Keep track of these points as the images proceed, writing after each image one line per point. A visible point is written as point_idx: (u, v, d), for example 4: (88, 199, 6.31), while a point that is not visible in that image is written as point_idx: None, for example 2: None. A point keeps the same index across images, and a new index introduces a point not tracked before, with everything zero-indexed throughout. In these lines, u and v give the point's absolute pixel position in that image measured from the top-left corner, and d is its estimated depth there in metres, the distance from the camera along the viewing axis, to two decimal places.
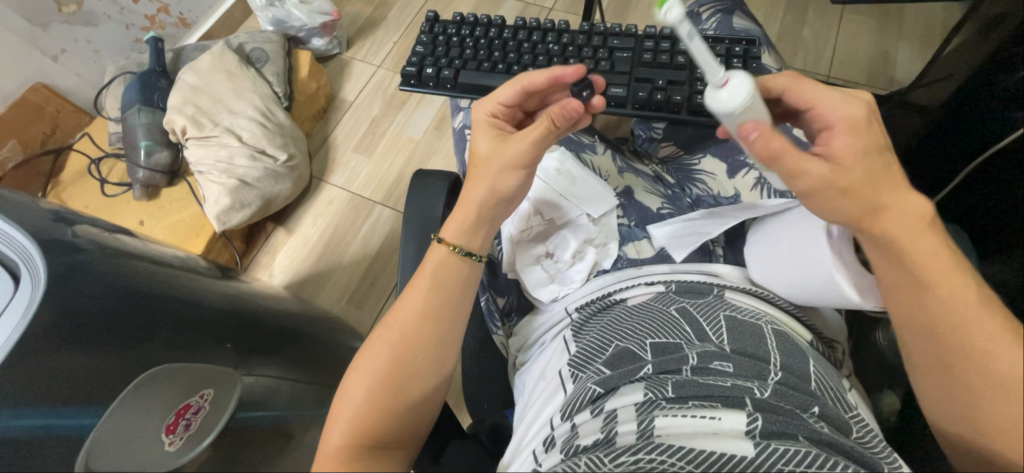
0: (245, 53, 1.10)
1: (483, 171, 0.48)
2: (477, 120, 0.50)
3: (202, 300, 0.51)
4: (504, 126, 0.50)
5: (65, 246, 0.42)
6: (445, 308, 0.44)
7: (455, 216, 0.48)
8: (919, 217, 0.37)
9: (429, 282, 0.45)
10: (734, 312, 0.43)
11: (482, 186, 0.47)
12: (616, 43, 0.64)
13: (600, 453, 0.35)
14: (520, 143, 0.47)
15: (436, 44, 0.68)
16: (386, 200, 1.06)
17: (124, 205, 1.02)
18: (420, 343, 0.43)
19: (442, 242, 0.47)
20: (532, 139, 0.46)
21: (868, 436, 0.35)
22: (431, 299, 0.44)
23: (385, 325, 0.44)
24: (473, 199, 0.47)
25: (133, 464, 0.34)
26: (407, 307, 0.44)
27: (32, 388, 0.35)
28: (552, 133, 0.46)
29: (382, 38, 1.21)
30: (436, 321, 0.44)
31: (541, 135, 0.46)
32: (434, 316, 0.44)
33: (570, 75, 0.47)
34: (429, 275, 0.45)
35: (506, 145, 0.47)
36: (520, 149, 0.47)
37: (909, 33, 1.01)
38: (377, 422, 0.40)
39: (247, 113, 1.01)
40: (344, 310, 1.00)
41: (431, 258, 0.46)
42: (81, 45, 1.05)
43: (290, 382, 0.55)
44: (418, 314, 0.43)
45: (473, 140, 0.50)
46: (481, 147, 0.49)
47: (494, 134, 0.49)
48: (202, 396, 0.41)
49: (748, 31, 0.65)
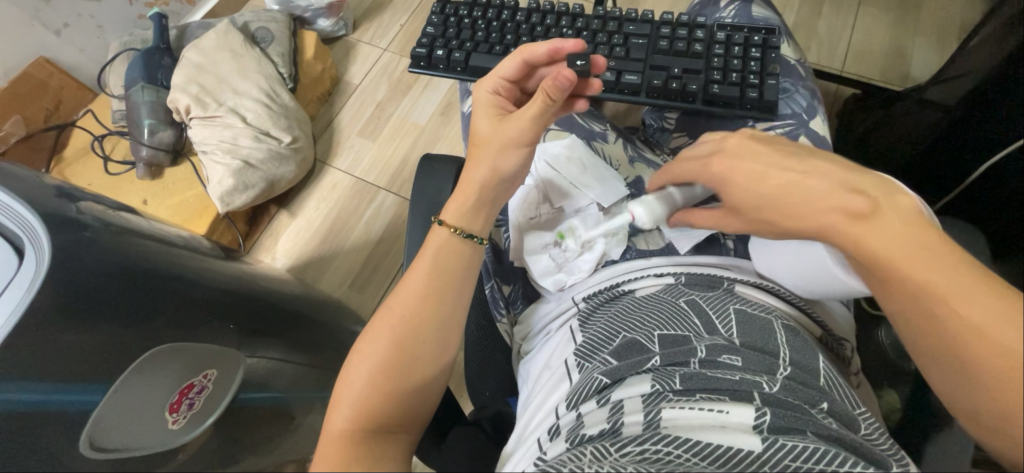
0: (250, 32, 1.08)
1: (484, 151, 0.47)
2: (479, 99, 0.50)
3: (207, 279, 0.50)
4: (504, 105, 0.50)
5: (69, 222, 0.41)
6: (450, 293, 0.44)
7: (456, 195, 0.47)
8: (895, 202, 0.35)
9: (430, 266, 0.44)
10: (744, 306, 0.42)
11: (483, 166, 0.47)
12: (632, 29, 0.63)
13: (605, 443, 0.34)
14: (517, 120, 0.46)
15: (446, 26, 0.67)
16: (390, 185, 1.06)
17: (128, 184, 1.02)
18: (425, 329, 0.42)
19: (444, 225, 0.46)
20: (529, 115, 0.46)
21: (877, 434, 0.35)
22: (435, 284, 0.44)
23: (389, 309, 0.44)
24: (475, 180, 0.47)
25: (134, 438, 0.37)
26: (411, 291, 0.44)
27: (36, 365, 0.35)
28: (548, 109, 0.45)
29: (389, 20, 1.19)
30: (440, 306, 0.43)
31: (537, 110, 0.45)
32: (439, 301, 0.43)
33: (570, 47, 0.49)
34: (433, 259, 0.45)
35: (505, 123, 0.47)
36: (518, 126, 0.46)
37: (929, 27, 0.99)
38: (380, 406, 0.40)
39: (252, 94, 1.00)
40: (346, 294, 1.00)
41: (432, 240, 0.46)
42: (84, 20, 1.03)
43: (293, 365, 0.57)
44: (423, 299, 0.43)
45: (473, 118, 0.50)
46: (481, 126, 0.49)
47: (494, 112, 0.49)
48: (206, 375, 0.44)
49: (767, 20, 0.64)
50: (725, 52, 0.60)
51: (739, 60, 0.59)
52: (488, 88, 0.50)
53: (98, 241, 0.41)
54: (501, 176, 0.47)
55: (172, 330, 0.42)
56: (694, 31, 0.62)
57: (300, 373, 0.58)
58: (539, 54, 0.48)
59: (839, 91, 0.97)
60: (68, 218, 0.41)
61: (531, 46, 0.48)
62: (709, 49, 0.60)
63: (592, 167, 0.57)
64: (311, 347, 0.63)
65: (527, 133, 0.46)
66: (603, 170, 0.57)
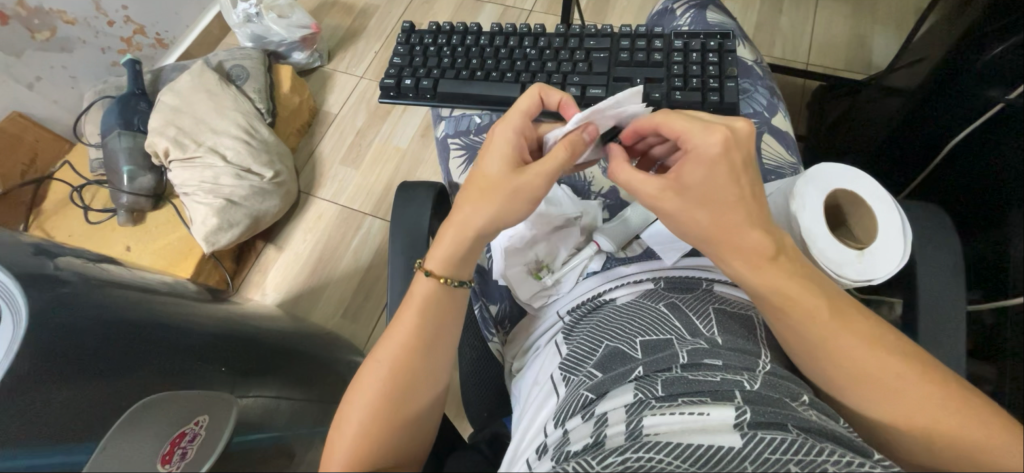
0: (224, 71, 1.09)
1: (487, 200, 0.44)
2: (494, 144, 0.46)
3: (194, 325, 0.50)
4: (523, 150, 0.47)
5: (48, 280, 0.41)
6: (433, 336, 0.44)
7: (440, 245, 0.45)
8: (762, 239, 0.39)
9: (417, 315, 0.44)
10: (722, 306, 0.44)
11: (487, 213, 0.44)
12: (592, 44, 0.64)
13: (588, 457, 0.34)
14: (534, 174, 0.44)
15: (413, 55, 0.68)
16: (376, 211, 1.06)
17: (110, 232, 1.01)
18: (412, 371, 0.42)
19: (432, 275, 0.45)
20: (546, 170, 0.44)
21: (846, 424, 0.37)
22: (420, 330, 0.43)
23: (376, 356, 0.43)
24: (474, 226, 0.44)
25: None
26: (394, 338, 0.43)
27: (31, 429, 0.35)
28: (560, 155, 0.43)
29: (363, 48, 1.21)
30: (428, 352, 0.43)
31: (557, 163, 0.44)
32: (421, 345, 0.43)
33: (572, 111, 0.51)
34: (417, 307, 0.44)
35: (518, 174, 0.44)
36: (536, 176, 0.44)
37: (885, 16, 1.02)
38: (370, 452, 0.39)
39: (230, 132, 1.00)
40: (339, 325, 0.99)
41: (418, 290, 0.45)
42: (57, 72, 1.04)
43: (288, 401, 0.55)
44: (402, 346, 0.43)
45: (480, 165, 0.46)
46: (492, 168, 0.45)
47: (508, 155, 0.45)
48: (196, 423, 0.39)
49: (722, 24, 0.67)
50: (684, 59, 0.62)
51: (698, 66, 0.61)
52: (515, 127, 0.47)
53: (77, 296, 0.42)
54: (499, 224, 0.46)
55: (162, 381, 0.41)
56: (653, 41, 0.63)
57: (297, 408, 0.55)
58: (554, 99, 0.51)
59: (805, 84, 1.00)
60: (46, 277, 0.42)
61: (548, 89, 0.51)
62: (669, 58, 0.62)
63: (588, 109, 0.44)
64: (307, 382, 0.61)
65: (542, 189, 0.44)
66: (610, 103, 0.44)
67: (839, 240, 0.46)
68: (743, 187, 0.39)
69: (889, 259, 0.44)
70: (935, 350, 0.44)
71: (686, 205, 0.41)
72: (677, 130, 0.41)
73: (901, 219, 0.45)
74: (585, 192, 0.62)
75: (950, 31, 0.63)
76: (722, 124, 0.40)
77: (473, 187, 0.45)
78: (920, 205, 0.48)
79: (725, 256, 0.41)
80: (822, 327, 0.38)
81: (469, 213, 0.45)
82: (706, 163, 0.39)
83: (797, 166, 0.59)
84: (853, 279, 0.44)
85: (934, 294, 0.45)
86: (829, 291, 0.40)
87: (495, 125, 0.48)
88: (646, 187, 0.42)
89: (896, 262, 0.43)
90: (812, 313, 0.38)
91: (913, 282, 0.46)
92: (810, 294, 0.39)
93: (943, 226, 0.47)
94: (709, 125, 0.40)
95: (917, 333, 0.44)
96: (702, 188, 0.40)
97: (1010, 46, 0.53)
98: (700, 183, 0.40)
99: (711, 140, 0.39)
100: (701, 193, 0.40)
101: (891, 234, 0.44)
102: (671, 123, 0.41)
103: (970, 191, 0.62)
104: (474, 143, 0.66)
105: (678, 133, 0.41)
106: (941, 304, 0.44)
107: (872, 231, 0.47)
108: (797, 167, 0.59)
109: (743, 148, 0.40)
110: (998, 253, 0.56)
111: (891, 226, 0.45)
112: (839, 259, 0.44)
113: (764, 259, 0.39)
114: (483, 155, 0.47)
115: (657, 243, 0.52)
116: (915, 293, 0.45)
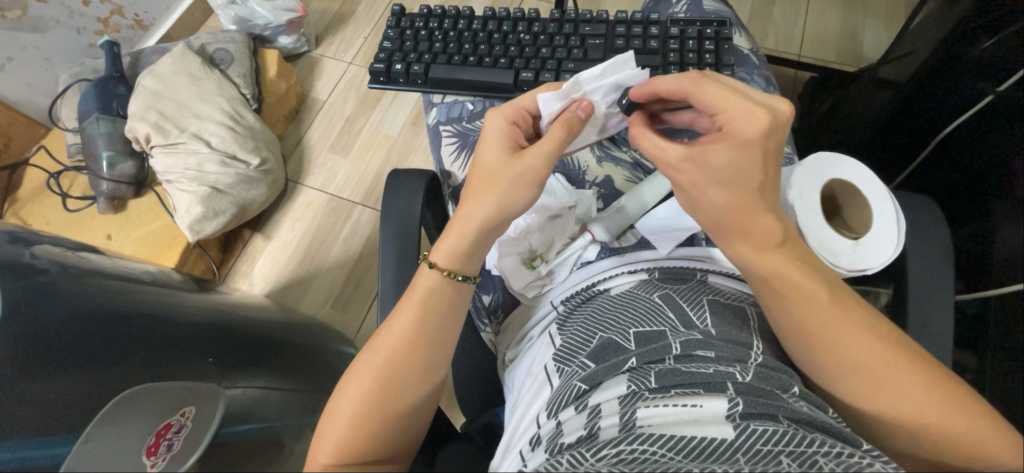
0: (207, 54, 1.05)
1: (489, 187, 0.44)
2: (489, 133, 0.46)
3: (179, 316, 0.49)
4: (517, 136, 0.46)
5: (24, 270, 0.40)
6: (436, 331, 0.43)
7: (446, 238, 0.45)
8: (763, 238, 0.39)
9: (417, 309, 0.43)
10: (717, 296, 0.44)
11: (491, 204, 0.43)
12: (587, 30, 0.64)
13: (582, 449, 0.34)
14: (533, 157, 0.43)
15: (403, 39, 0.67)
16: (366, 200, 1.04)
17: (90, 220, 0.98)
18: (406, 367, 0.41)
19: (436, 267, 0.44)
20: (546, 151, 0.43)
21: (835, 412, 0.38)
22: (421, 325, 0.42)
23: (372, 348, 0.42)
24: (478, 218, 0.44)
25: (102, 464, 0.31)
26: (395, 333, 0.42)
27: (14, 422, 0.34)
28: (558, 135, 0.43)
29: (352, 33, 1.18)
30: (426, 349, 0.42)
31: (555, 142, 0.43)
32: (424, 341, 0.42)
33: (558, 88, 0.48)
34: (421, 300, 0.43)
35: (517, 160, 0.43)
36: (533, 163, 0.43)
37: (878, 7, 1.02)
38: (362, 442, 0.39)
39: (214, 117, 0.97)
40: (329, 315, 0.98)
41: (421, 282, 0.44)
42: (30, 53, 0.99)
43: (277, 391, 0.54)
44: (403, 341, 0.42)
45: (479, 152, 0.46)
46: (490, 159, 0.45)
47: (505, 144, 0.45)
48: (184, 414, 0.37)
49: (718, 12, 0.66)
50: (680, 47, 0.61)
51: (695, 54, 0.60)
52: (506, 115, 0.46)
53: (53, 286, 0.40)
54: (507, 215, 0.44)
55: (148, 374, 0.40)
56: (649, 28, 0.63)
57: (287, 398, 0.54)
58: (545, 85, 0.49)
59: (797, 76, 1.00)
60: (21, 265, 0.40)
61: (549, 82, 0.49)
62: (665, 45, 0.62)
63: (573, 82, 0.45)
64: (296, 374, 0.60)
65: (544, 171, 0.43)
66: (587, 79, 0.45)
67: (833, 231, 0.46)
68: (769, 169, 0.38)
69: (885, 249, 0.44)
70: (922, 340, 0.44)
71: (703, 180, 0.40)
72: (712, 103, 0.39)
73: (896, 212, 0.45)
74: (580, 181, 0.61)
75: (940, 22, 0.62)
76: (763, 104, 0.39)
77: (473, 180, 0.45)
78: (910, 196, 0.49)
79: (731, 240, 0.41)
80: (813, 316, 0.38)
81: (472, 206, 0.44)
82: (749, 154, 0.38)
83: (790, 156, 0.59)
84: (849, 270, 0.44)
85: (924, 285, 0.45)
86: (827, 283, 0.40)
87: (488, 117, 0.47)
88: (667, 155, 0.41)
89: (891, 251, 0.44)
90: (806, 305, 0.38)
91: (903, 272, 0.46)
92: (806, 287, 0.39)
93: (933, 217, 0.47)
94: (750, 107, 0.38)
95: (906, 323, 0.45)
96: (743, 183, 0.39)
97: (1000, 39, 0.53)
98: (729, 164, 0.38)
99: (753, 121, 0.37)
100: (727, 175, 0.39)
101: (885, 225, 0.45)
102: (707, 97, 0.40)
103: (959, 183, 0.62)
104: (467, 130, 0.63)
105: (717, 109, 0.39)
106: (930, 295, 0.45)
107: (867, 223, 0.47)
108: (791, 157, 0.59)
109: (780, 136, 0.38)
110: (983, 245, 0.57)
111: (886, 218, 0.45)
112: (836, 250, 0.45)
113: (771, 255, 0.39)
114: (481, 143, 0.47)
115: (654, 233, 0.52)
116: (905, 282, 0.46)
